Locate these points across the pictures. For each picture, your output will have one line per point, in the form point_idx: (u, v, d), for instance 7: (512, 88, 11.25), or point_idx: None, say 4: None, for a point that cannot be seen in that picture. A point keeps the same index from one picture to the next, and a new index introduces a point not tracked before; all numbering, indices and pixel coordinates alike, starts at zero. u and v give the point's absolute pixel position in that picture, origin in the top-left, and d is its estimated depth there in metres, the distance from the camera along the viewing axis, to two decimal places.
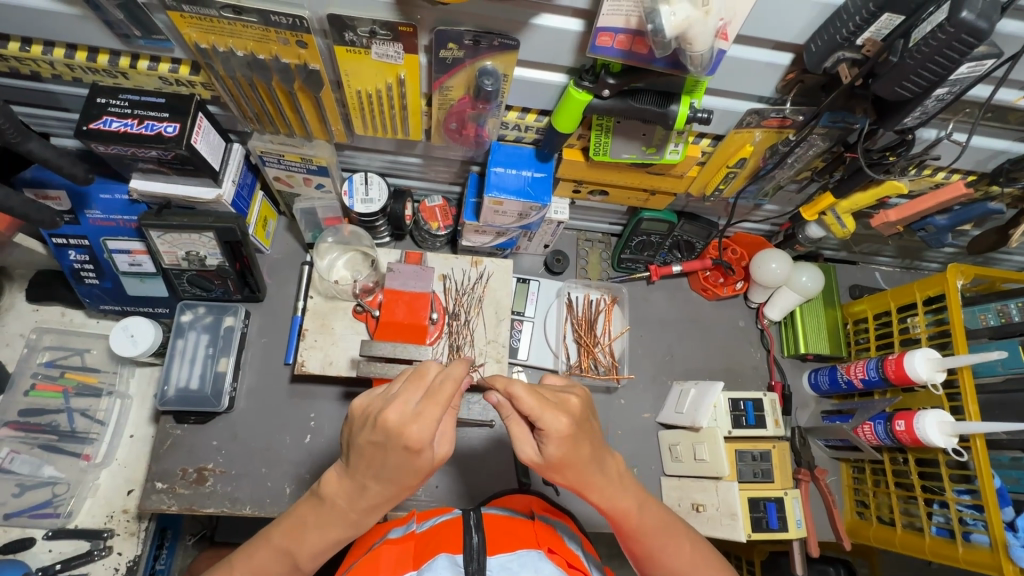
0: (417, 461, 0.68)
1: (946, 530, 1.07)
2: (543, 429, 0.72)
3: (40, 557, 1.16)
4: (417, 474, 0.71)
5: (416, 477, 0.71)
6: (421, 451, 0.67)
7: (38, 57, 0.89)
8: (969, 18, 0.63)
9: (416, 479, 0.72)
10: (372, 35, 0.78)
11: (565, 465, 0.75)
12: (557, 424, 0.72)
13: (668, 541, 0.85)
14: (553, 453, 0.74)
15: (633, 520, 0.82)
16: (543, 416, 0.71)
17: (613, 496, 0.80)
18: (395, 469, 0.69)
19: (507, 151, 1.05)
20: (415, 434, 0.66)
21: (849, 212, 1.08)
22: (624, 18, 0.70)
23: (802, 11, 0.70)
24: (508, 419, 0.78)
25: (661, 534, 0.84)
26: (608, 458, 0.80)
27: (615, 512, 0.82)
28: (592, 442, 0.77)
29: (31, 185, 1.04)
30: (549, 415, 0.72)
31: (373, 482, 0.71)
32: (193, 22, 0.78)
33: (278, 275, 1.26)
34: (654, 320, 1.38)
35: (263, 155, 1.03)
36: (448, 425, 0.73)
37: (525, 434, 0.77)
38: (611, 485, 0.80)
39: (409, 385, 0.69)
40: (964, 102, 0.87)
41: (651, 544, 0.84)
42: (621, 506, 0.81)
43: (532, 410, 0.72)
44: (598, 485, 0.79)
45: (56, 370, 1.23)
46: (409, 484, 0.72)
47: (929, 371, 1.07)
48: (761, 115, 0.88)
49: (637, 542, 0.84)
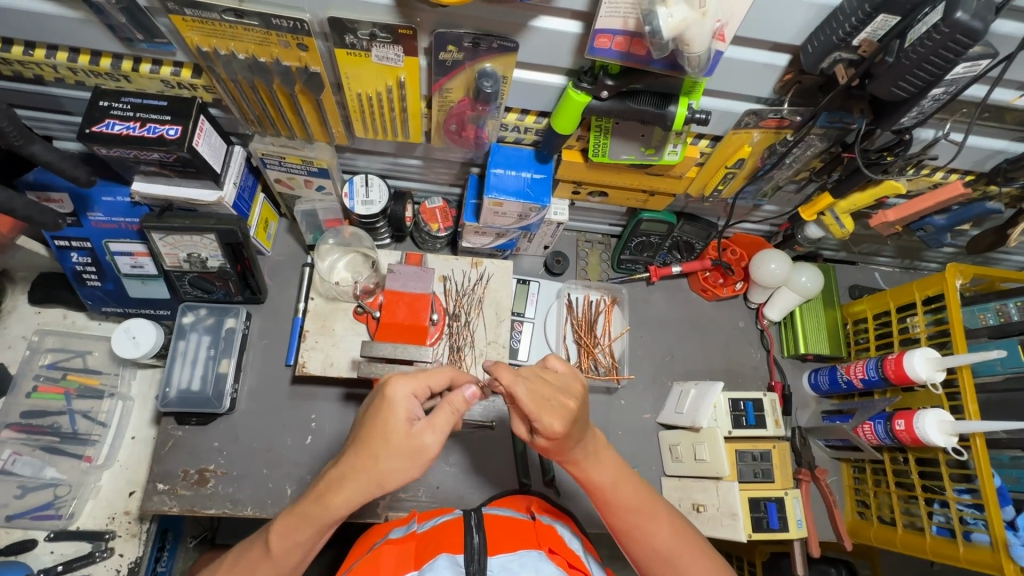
0: (387, 421, 0.70)
1: (947, 529, 1.07)
2: (539, 429, 0.73)
3: (41, 559, 1.16)
4: (387, 444, 0.70)
5: (388, 450, 0.70)
6: (392, 407, 0.71)
7: (42, 60, 0.89)
8: (964, 18, 0.64)
9: (388, 455, 0.70)
10: (372, 38, 0.79)
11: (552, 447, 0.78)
12: (553, 428, 0.71)
13: (646, 518, 0.85)
14: (543, 441, 0.76)
15: (609, 494, 0.84)
16: (541, 419, 0.71)
17: (588, 469, 0.83)
18: (368, 432, 0.71)
19: (507, 152, 1.06)
20: (391, 386, 0.72)
21: (848, 212, 1.08)
22: (621, 20, 0.70)
23: (798, 11, 0.71)
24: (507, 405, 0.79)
25: (640, 512, 0.84)
26: (590, 435, 0.82)
27: (592, 485, 0.84)
28: (581, 430, 0.78)
29: (33, 187, 1.04)
30: (547, 418, 0.71)
31: (350, 453, 0.72)
32: (194, 25, 0.78)
33: (280, 276, 1.27)
34: (654, 320, 1.38)
35: (265, 157, 1.04)
36: (441, 420, 0.72)
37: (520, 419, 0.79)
38: (589, 459, 0.82)
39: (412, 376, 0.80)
40: (960, 102, 0.87)
41: (627, 519, 0.85)
42: (598, 481, 0.84)
43: (530, 412, 0.71)
44: (575, 459, 0.81)
45: (58, 372, 1.24)
46: (382, 466, 0.70)
47: (929, 371, 1.08)
48: (760, 116, 0.89)
49: (616, 518, 0.85)
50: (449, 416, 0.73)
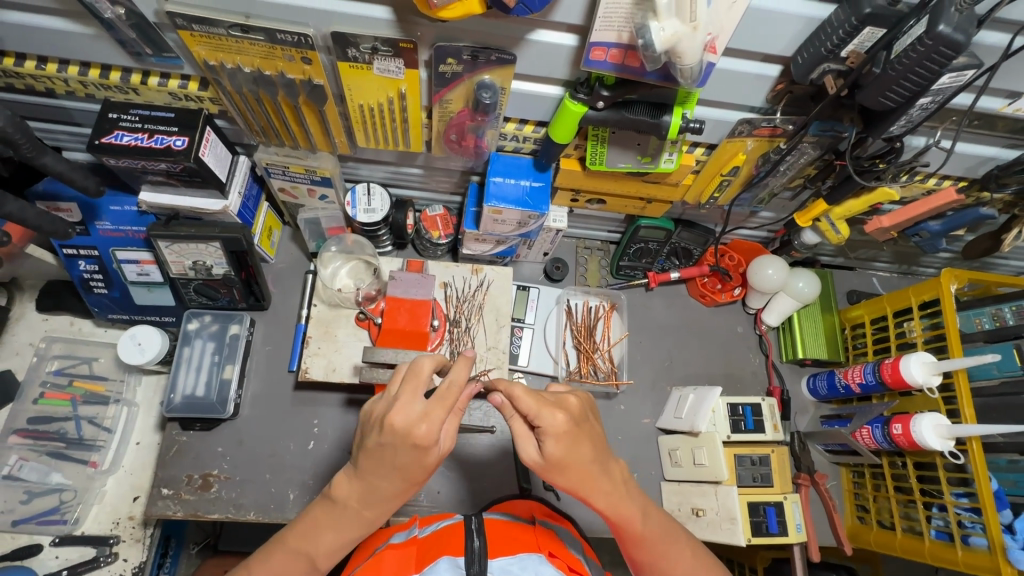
0: (425, 458, 0.71)
1: (946, 533, 1.08)
2: (543, 429, 0.75)
3: (47, 563, 1.18)
4: (420, 469, 0.73)
5: (422, 471, 0.74)
6: (427, 449, 0.70)
7: (53, 74, 0.92)
8: (947, 31, 0.66)
9: (418, 472, 0.74)
10: (374, 52, 0.81)
11: (566, 465, 0.76)
12: (554, 420, 0.74)
13: (668, 547, 0.87)
14: (553, 451, 0.75)
15: (637, 526, 0.84)
16: (541, 414, 0.74)
17: (617, 501, 0.81)
18: (399, 464, 0.72)
19: (505, 161, 1.08)
20: (421, 433, 0.69)
21: (843, 218, 1.11)
22: (615, 33, 0.72)
23: (787, 24, 0.73)
24: (510, 418, 0.80)
25: (662, 542, 0.86)
26: (612, 462, 0.82)
27: (617, 516, 0.83)
28: (594, 446, 0.78)
29: (43, 197, 1.07)
30: (546, 413, 0.74)
31: (381, 480, 0.74)
32: (202, 40, 0.81)
33: (283, 283, 1.29)
34: (653, 326, 1.40)
35: (269, 166, 1.06)
36: (452, 425, 0.76)
37: (523, 434, 0.78)
38: (614, 490, 0.81)
39: (410, 386, 0.71)
40: (949, 110, 0.89)
41: (652, 548, 0.86)
42: (625, 513, 0.82)
43: (530, 409, 0.74)
44: (603, 489, 0.80)
45: (64, 378, 1.26)
46: (414, 480, 0.75)
47: (925, 375, 1.08)
48: (753, 124, 0.91)
49: (641, 549, 0.86)
50: (455, 417, 0.77)
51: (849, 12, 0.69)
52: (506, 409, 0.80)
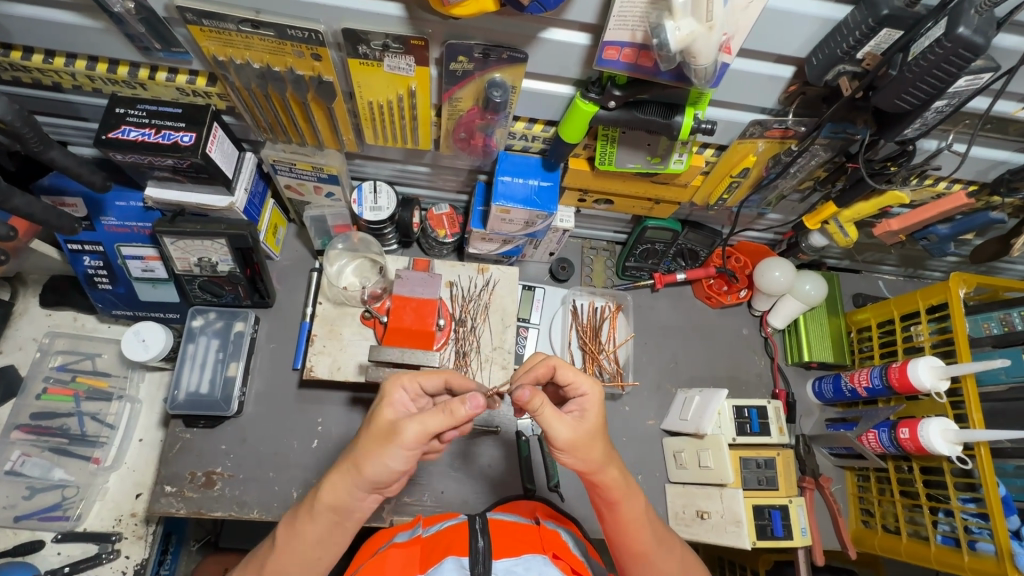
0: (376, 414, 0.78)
1: (952, 538, 1.07)
2: (582, 398, 0.81)
3: (48, 560, 1.18)
4: (371, 434, 0.75)
5: (371, 437, 0.75)
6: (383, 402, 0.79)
7: (60, 68, 0.91)
8: (966, 33, 0.65)
9: (368, 438, 0.76)
10: (384, 49, 0.80)
11: (597, 433, 0.79)
12: (595, 389, 0.81)
13: (664, 545, 0.88)
14: (593, 418, 0.80)
15: (633, 514, 0.84)
16: (585, 381, 0.81)
17: (624, 491, 0.83)
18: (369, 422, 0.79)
19: (514, 161, 1.07)
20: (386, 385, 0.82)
21: (853, 220, 1.09)
22: (629, 33, 0.72)
23: (802, 25, 0.72)
24: (538, 409, 0.75)
25: (656, 544, 0.86)
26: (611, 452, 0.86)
27: (614, 495, 0.82)
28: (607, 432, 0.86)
29: (49, 192, 1.06)
30: (588, 383, 0.82)
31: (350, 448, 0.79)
32: (211, 35, 0.80)
33: (288, 280, 1.28)
34: (658, 327, 1.39)
35: (276, 163, 1.05)
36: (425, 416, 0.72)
37: (559, 414, 0.76)
38: (623, 476, 0.83)
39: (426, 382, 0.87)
40: (963, 114, 0.88)
41: (647, 542, 0.85)
42: (625, 503, 0.83)
43: (577, 374, 0.81)
44: (615, 480, 0.81)
45: (67, 374, 1.25)
46: (361, 452, 0.75)
47: (932, 380, 1.07)
48: (764, 126, 0.90)
49: (633, 540, 0.85)
50: (439, 414, 0.72)
51: (866, 14, 0.69)
52: (534, 402, 0.74)
